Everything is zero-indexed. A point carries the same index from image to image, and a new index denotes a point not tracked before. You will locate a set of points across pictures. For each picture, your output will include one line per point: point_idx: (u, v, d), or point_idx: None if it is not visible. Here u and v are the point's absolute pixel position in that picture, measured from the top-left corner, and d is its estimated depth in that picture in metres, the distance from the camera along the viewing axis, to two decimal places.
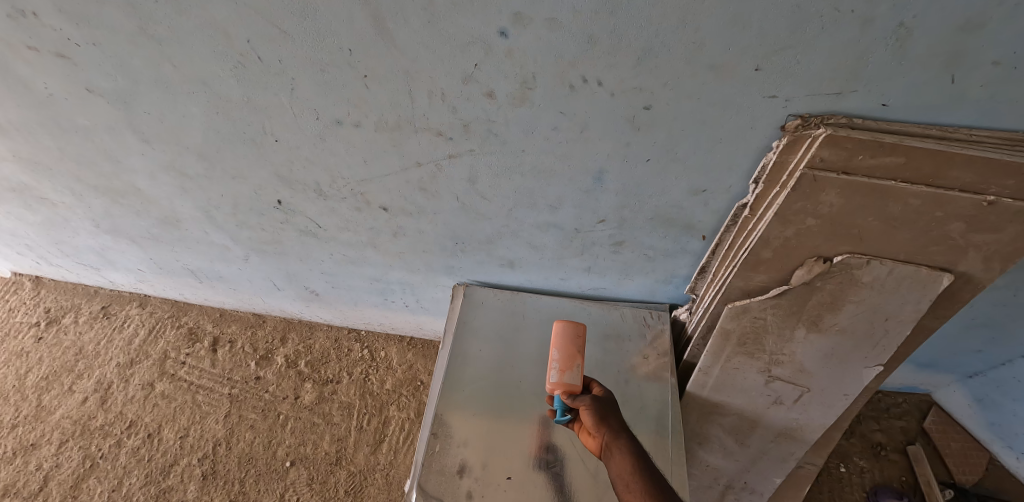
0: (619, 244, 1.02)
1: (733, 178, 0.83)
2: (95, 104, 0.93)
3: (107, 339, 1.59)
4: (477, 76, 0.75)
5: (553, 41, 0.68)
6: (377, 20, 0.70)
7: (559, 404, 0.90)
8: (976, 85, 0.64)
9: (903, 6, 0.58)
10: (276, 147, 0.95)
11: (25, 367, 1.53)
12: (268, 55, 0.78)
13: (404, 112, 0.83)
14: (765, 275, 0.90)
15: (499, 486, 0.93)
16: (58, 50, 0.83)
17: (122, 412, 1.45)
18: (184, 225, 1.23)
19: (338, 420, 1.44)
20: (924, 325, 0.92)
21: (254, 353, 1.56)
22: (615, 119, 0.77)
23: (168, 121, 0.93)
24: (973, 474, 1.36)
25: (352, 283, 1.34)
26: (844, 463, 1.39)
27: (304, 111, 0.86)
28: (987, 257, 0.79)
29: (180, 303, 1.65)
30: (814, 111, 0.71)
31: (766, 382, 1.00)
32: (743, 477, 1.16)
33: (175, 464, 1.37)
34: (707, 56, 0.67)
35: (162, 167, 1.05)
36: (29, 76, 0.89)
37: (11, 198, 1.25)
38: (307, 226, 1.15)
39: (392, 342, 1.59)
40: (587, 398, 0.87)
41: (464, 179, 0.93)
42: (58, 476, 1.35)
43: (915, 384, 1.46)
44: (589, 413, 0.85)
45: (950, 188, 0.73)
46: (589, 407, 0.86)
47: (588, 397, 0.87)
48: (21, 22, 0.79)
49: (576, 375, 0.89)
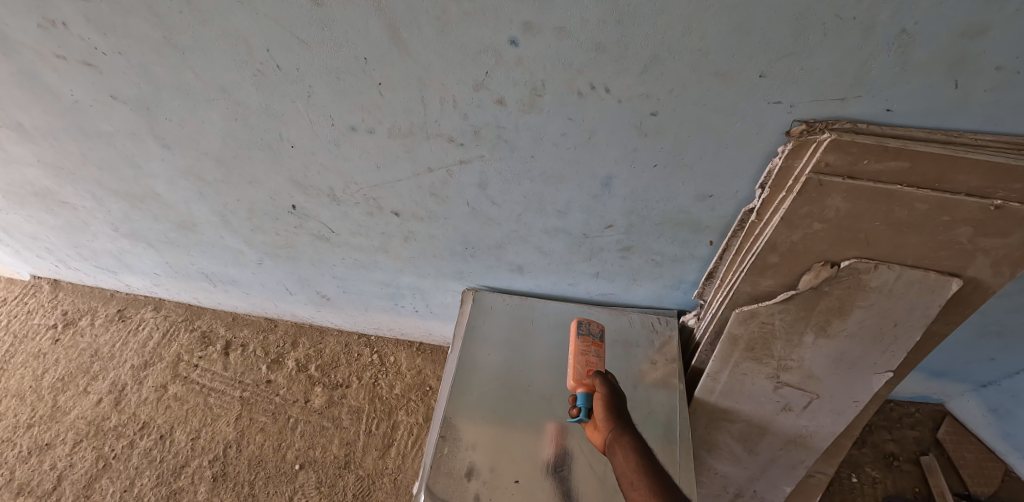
0: (627, 249, 1.03)
1: (739, 183, 0.84)
2: (118, 111, 0.96)
3: (122, 342, 1.62)
4: (488, 83, 0.77)
5: (562, 49, 0.70)
6: (392, 29, 0.72)
7: (583, 402, 0.90)
8: (980, 90, 0.65)
9: (904, 13, 0.60)
10: (292, 153, 0.97)
11: (42, 368, 1.56)
12: (287, 63, 0.80)
13: (417, 118, 0.85)
14: (773, 280, 0.90)
15: (506, 489, 0.94)
16: (85, 59, 0.87)
17: (135, 413, 1.47)
18: (200, 228, 1.25)
19: (347, 424, 1.45)
20: (934, 331, 0.92)
21: (265, 356, 1.58)
22: (622, 125, 0.79)
23: (188, 126, 0.96)
24: (988, 486, 1.33)
25: (363, 287, 1.36)
26: (855, 473, 1.37)
27: (319, 118, 0.89)
28: (996, 262, 0.79)
29: (194, 307, 1.69)
30: (819, 116, 0.72)
31: (774, 388, 1.00)
32: (753, 485, 1.16)
33: (186, 466, 1.38)
34: (712, 63, 0.68)
35: (180, 172, 1.08)
36: (57, 84, 0.93)
37: (34, 202, 1.29)
38: (320, 231, 1.17)
39: (401, 348, 1.60)
40: (601, 388, 0.89)
41: (475, 184, 0.95)
42: (72, 475, 1.36)
43: (928, 393, 1.44)
44: (602, 402, 0.88)
45: (956, 192, 0.73)
46: (602, 397, 0.88)
47: (602, 387, 0.89)
48: (52, 33, 0.83)
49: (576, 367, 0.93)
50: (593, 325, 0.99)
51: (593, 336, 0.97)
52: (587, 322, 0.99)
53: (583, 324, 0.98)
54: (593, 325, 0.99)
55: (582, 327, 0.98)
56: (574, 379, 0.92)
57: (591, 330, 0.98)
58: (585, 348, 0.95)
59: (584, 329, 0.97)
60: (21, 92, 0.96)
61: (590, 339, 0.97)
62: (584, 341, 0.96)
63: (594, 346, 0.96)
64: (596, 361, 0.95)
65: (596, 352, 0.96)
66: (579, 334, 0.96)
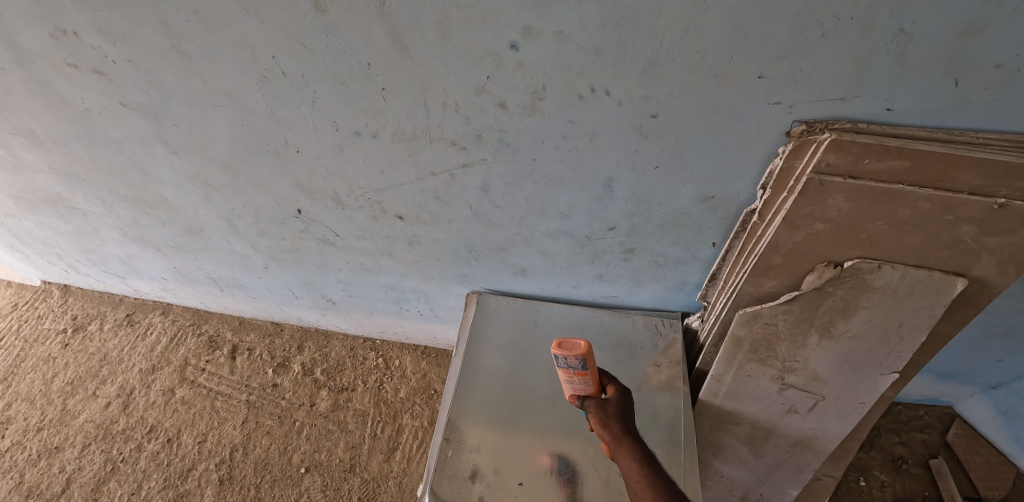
0: (630, 252, 1.03)
1: (740, 183, 0.84)
2: (126, 118, 0.98)
3: (131, 346, 1.64)
4: (489, 88, 0.78)
5: (562, 53, 0.71)
6: (395, 35, 0.74)
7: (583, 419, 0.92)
8: (980, 88, 0.65)
9: (902, 12, 0.60)
10: (297, 158, 0.98)
11: (51, 372, 1.57)
12: (292, 70, 0.82)
13: (419, 123, 0.86)
14: (776, 281, 0.90)
15: (511, 491, 0.93)
16: (96, 67, 0.89)
17: (143, 416, 1.49)
18: (206, 233, 1.27)
19: (353, 427, 1.46)
20: (940, 331, 0.91)
21: (272, 360, 1.59)
22: (621, 127, 0.79)
23: (195, 133, 0.98)
24: (999, 489, 1.31)
25: (368, 291, 1.37)
26: (864, 476, 1.35)
27: (325, 124, 0.90)
28: (1001, 261, 0.79)
29: (202, 311, 1.71)
30: (819, 116, 0.72)
31: (779, 390, 1.00)
32: (759, 488, 1.15)
33: (193, 469, 1.39)
34: (711, 64, 0.69)
35: (188, 177, 1.09)
36: (67, 92, 0.95)
37: (45, 209, 1.31)
38: (325, 235, 1.18)
39: (406, 351, 1.61)
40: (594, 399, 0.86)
41: (477, 187, 0.95)
42: (80, 478, 1.37)
43: (937, 396, 1.43)
44: (593, 418, 0.87)
45: (959, 191, 0.73)
46: (593, 412, 0.86)
47: (593, 400, 0.86)
48: (63, 42, 0.85)
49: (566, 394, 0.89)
50: (572, 359, 0.82)
51: (572, 369, 0.83)
52: (563, 358, 0.82)
53: (559, 357, 0.83)
54: (571, 357, 0.82)
55: (558, 360, 0.84)
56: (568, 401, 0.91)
57: (569, 363, 0.83)
58: (566, 378, 0.86)
59: (561, 363, 0.83)
60: (34, 100, 0.98)
61: (571, 370, 0.84)
62: (565, 373, 0.85)
63: (577, 375, 0.85)
64: (578, 382, 0.86)
65: (580, 375, 0.85)
66: (558, 368, 0.85)
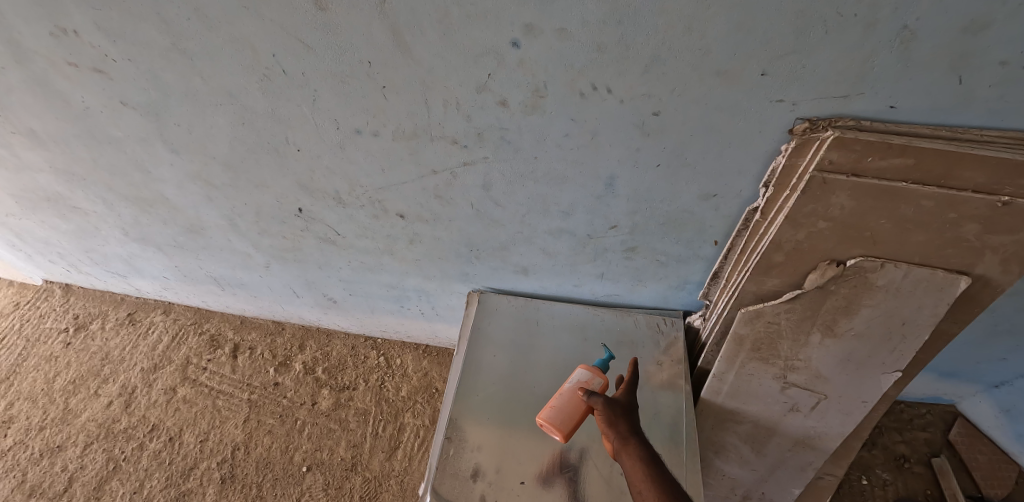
0: (631, 250, 1.03)
1: (742, 181, 0.84)
2: (127, 117, 0.98)
3: (133, 345, 1.64)
4: (490, 86, 0.77)
5: (563, 51, 0.71)
6: (396, 33, 0.73)
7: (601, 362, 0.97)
8: (984, 85, 0.65)
9: (905, 8, 0.59)
10: (298, 156, 0.98)
11: (53, 372, 1.57)
12: (292, 69, 0.82)
13: (420, 121, 0.85)
14: (778, 279, 0.90)
15: (513, 491, 0.93)
16: (96, 66, 0.88)
17: (145, 415, 1.49)
18: (208, 232, 1.27)
19: (354, 426, 1.46)
20: (944, 329, 0.91)
21: (274, 359, 1.59)
22: (621, 125, 0.79)
23: (196, 132, 0.98)
24: (1003, 488, 1.31)
25: (370, 289, 1.37)
26: (866, 475, 1.35)
27: (326, 121, 0.90)
28: (1005, 260, 0.78)
29: (203, 311, 1.71)
30: (822, 114, 0.72)
31: (781, 389, 1.00)
32: (761, 487, 1.15)
33: (196, 468, 1.39)
34: (713, 62, 0.69)
35: (189, 176, 1.09)
36: (67, 91, 0.95)
37: (45, 208, 1.31)
38: (326, 234, 1.18)
39: (408, 350, 1.61)
40: (600, 400, 0.87)
41: (479, 186, 0.95)
42: (82, 477, 1.38)
43: (939, 395, 1.43)
44: (599, 416, 0.87)
45: (962, 189, 0.73)
46: (600, 412, 0.87)
47: (601, 398, 0.87)
48: (63, 40, 0.84)
49: (576, 377, 0.94)
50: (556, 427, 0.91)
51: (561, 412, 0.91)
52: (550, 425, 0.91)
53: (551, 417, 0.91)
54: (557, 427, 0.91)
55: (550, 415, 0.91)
56: (584, 371, 0.95)
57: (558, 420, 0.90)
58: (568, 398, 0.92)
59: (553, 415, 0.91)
60: (34, 99, 0.98)
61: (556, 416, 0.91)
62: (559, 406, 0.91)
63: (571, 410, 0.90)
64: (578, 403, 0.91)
65: (575, 406, 0.90)
66: (549, 408, 0.92)
